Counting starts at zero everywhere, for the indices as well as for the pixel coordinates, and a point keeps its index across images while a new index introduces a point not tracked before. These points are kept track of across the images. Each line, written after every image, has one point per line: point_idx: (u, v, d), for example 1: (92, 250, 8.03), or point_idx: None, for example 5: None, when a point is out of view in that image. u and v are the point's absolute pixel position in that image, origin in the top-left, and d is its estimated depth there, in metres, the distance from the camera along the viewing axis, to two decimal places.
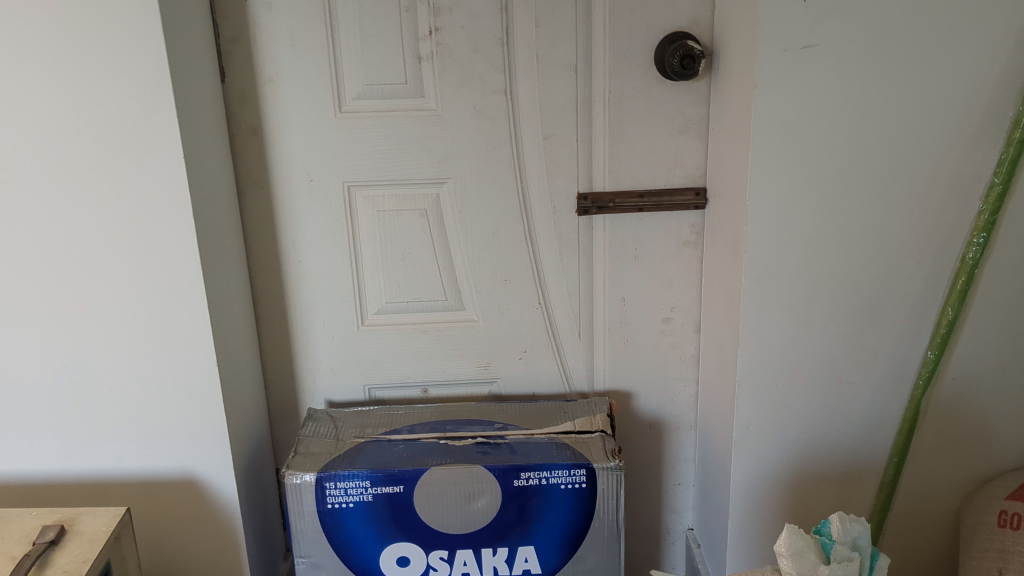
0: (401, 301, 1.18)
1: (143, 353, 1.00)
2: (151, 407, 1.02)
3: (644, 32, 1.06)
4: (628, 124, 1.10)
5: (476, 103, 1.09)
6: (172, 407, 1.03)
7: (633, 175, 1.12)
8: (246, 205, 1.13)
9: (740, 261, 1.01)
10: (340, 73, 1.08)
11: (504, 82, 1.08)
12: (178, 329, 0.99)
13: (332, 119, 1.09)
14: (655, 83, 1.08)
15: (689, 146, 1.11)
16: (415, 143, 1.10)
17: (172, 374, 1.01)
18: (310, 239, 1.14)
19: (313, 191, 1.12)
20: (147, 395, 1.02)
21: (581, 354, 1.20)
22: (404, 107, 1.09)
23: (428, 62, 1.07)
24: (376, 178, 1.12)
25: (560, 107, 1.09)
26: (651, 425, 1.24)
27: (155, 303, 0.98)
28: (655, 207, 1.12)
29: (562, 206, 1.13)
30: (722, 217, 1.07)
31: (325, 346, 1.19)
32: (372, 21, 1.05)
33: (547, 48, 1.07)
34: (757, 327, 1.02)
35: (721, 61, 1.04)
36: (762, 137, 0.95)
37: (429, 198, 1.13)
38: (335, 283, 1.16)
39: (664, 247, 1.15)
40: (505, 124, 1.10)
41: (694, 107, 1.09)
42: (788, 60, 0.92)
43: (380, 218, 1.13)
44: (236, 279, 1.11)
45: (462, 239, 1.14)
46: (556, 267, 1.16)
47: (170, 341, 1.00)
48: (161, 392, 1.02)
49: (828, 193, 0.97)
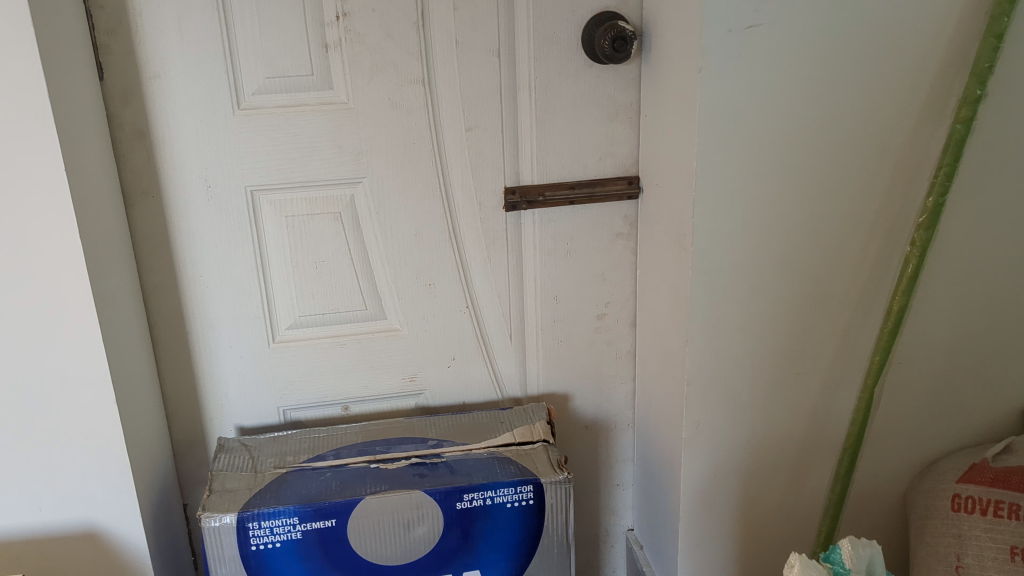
0: (316, 313, 1.07)
1: (27, 394, 0.87)
2: (40, 454, 0.90)
3: (569, 13, 0.99)
4: (555, 112, 1.03)
5: (390, 94, 0.99)
6: (65, 452, 0.91)
7: (562, 166, 1.05)
8: (135, 217, 1.00)
9: (686, 255, 0.95)
10: (237, 66, 0.96)
11: (420, 71, 0.99)
12: (68, 365, 0.87)
13: (231, 117, 0.98)
14: (583, 67, 1.01)
15: (619, 133, 1.05)
16: (325, 140, 1.00)
17: (64, 417, 0.89)
18: (211, 251, 1.03)
19: (212, 198, 1.00)
20: (35, 442, 0.89)
21: (513, 358, 1.13)
22: (310, 101, 0.99)
23: (335, 51, 0.97)
24: (284, 180, 1.01)
25: (483, 95, 1.01)
26: (588, 426, 1.18)
27: (39, 340, 0.86)
28: (587, 199, 1.06)
29: (488, 203, 1.05)
30: (660, 209, 1.01)
31: (233, 367, 1.08)
32: (271, 7, 0.94)
33: (467, 32, 0.98)
34: (707, 325, 0.97)
35: (653, 42, 0.98)
36: (708, 125, 0.89)
37: (343, 199, 1.03)
38: (241, 297, 1.05)
39: (596, 240, 1.09)
40: (424, 117, 1.01)
41: (624, 91, 1.03)
42: (734, 41, 0.86)
43: (289, 224, 1.03)
44: (128, 301, 0.99)
45: (381, 242, 1.05)
46: (483, 267, 1.08)
47: (60, 379, 0.88)
48: (51, 436, 0.90)
49: (776, 180, 0.92)
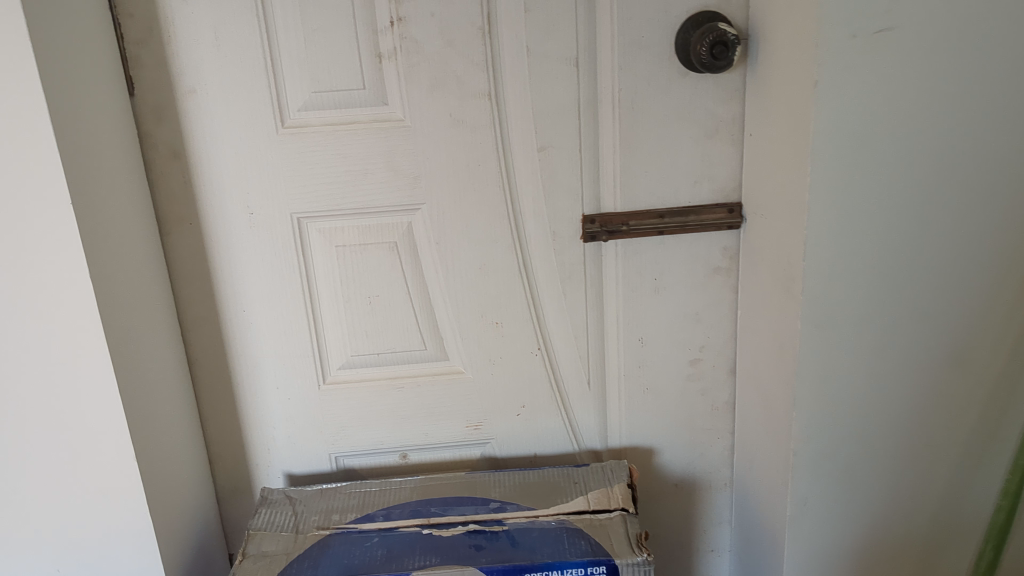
0: (370, 352, 0.96)
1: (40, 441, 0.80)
2: (57, 505, 0.82)
3: (661, 14, 0.84)
4: (643, 129, 0.88)
5: (452, 109, 0.87)
6: (84, 505, 0.83)
7: (650, 190, 0.91)
8: (172, 246, 0.91)
9: (794, 303, 0.79)
10: (279, 79, 0.85)
11: (486, 82, 0.86)
12: (81, 411, 0.79)
13: (273, 137, 0.87)
14: (677, 77, 0.86)
15: (719, 154, 0.89)
16: (378, 162, 0.88)
17: (82, 467, 0.81)
18: (254, 284, 0.92)
19: (254, 226, 0.90)
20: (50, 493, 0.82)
21: (591, 406, 0.99)
22: (362, 118, 0.87)
23: (390, 61, 0.85)
24: (333, 206, 0.90)
25: (558, 110, 0.87)
26: (678, 484, 1.03)
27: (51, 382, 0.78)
28: (679, 229, 0.91)
29: (563, 233, 0.92)
30: (763, 245, 0.85)
31: (279, 410, 0.98)
32: (316, 12, 0.83)
33: (541, 38, 0.85)
34: (817, 385, 0.81)
35: (761, 49, 0.82)
36: (823, 150, 0.73)
37: (399, 228, 0.91)
38: (288, 335, 0.95)
39: (690, 276, 0.94)
40: (490, 134, 0.88)
41: (725, 105, 0.88)
42: (859, 48, 0.70)
43: (340, 255, 0.92)
44: (161, 338, 0.90)
45: (442, 276, 0.93)
46: (557, 305, 0.95)
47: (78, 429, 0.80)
48: (68, 487, 0.82)
49: (908, 218, 0.75)
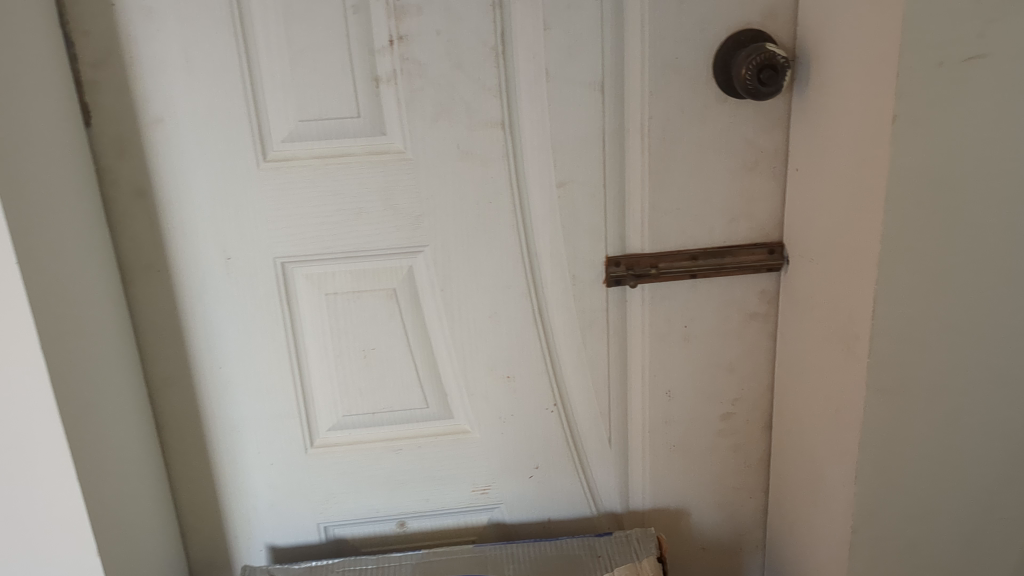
0: (365, 412, 0.85)
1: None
2: None
3: (699, 32, 0.74)
4: (675, 161, 0.78)
5: (459, 139, 0.76)
6: None
7: (681, 229, 0.81)
8: (136, 296, 0.79)
9: (857, 364, 0.70)
10: (261, 106, 0.74)
11: (499, 110, 0.75)
12: (34, 492, 0.68)
13: (253, 172, 0.76)
14: (714, 103, 0.76)
15: (759, 189, 0.80)
16: (375, 200, 0.77)
17: (37, 551, 0.71)
18: (233, 338, 0.81)
19: (232, 273, 0.79)
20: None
21: (611, 466, 0.89)
22: (357, 150, 0.76)
23: (389, 84, 0.74)
24: (322, 250, 0.79)
25: (580, 141, 0.77)
26: (705, 548, 0.94)
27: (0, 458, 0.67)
28: (713, 272, 0.81)
29: (583, 277, 0.81)
30: (815, 293, 0.75)
31: (261, 476, 0.86)
32: (303, 30, 0.71)
33: (562, 60, 0.74)
34: (879, 455, 0.71)
35: (814, 72, 0.72)
36: (901, 194, 0.63)
37: (398, 273, 0.80)
38: (270, 394, 0.83)
39: (723, 323, 0.84)
40: (502, 169, 0.77)
41: (767, 134, 0.78)
42: (945, 78, 0.60)
43: (330, 304, 0.80)
44: (126, 402, 0.78)
45: (447, 327, 0.82)
46: (575, 356, 0.84)
47: (37, 514, 0.69)
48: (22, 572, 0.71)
49: (993, 269, 0.66)
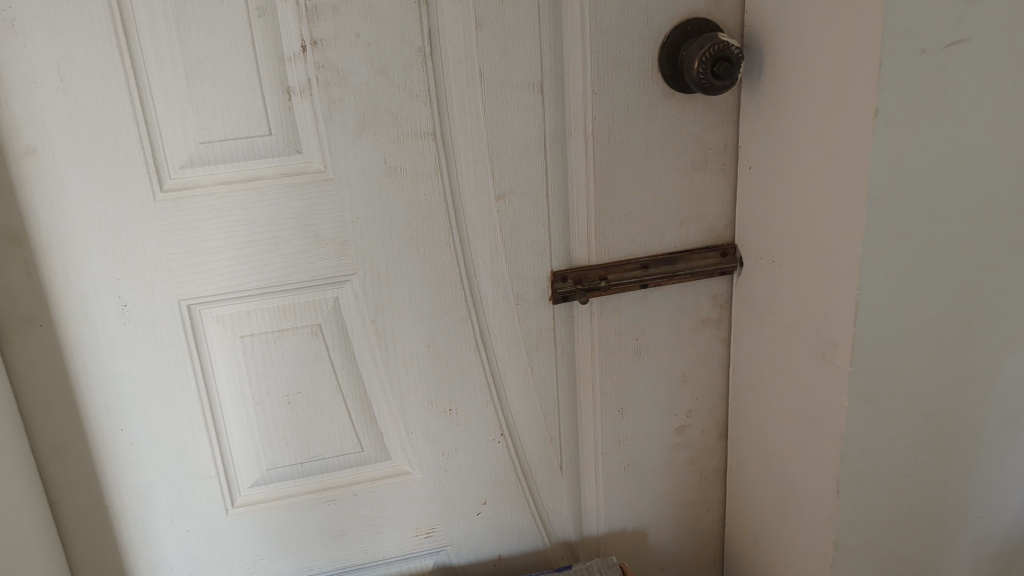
0: (292, 463, 0.76)
1: None
2: None
3: (643, 24, 0.68)
4: (621, 164, 0.72)
5: (386, 154, 0.68)
6: None
7: (629, 236, 0.75)
8: (15, 357, 0.67)
9: (837, 372, 0.66)
10: (153, 128, 0.63)
11: (429, 119, 0.67)
12: None
13: (149, 204, 0.65)
14: (660, 100, 0.71)
15: (708, 188, 0.75)
16: (293, 228, 0.68)
17: None
18: (136, 394, 0.70)
19: (130, 322, 0.68)
20: None
21: (564, 493, 0.83)
22: (270, 172, 0.67)
23: (302, 96, 0.65)
24: (235, 288, 0.69)
25: (520, 148, 0.70)
26: (662, 566, 0.89)
27: None
28: (666, 279, 0.76)
29: (528, 295, 0.75)
30: (780, 297, 0.72)
31: (177, 546, 0.76)
32: (200, 37, 0.61)
33: (497, 60, 0.67)
34: (861, 466, 0.68)
35: (768, 62, 0.67)
36: (884, 192, 0.59)
37: (323, 307, 0.71)
38: (182, 453, 0.73)
39: (676, 332, 0.79)
40: (435, 184, 0.69)
41: (715, 130, 0.73)
42: (927, 65, 0.56)
43: (247, 348, 0.71)
44: (13, 482, 0.66)
45: (381, 363, 0.74)
46: (522, 382, 0.78)
47: None
48: None
49: (970, 263, 0.63)
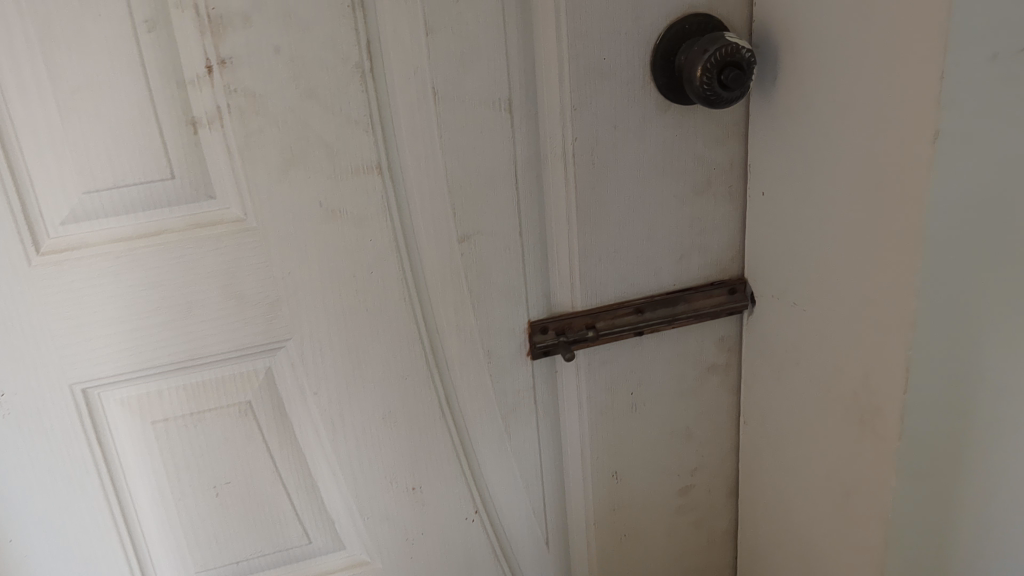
0: (226, 561, 0.63)
1: None
2: None
3: (633, 24, 0.55)
4: (609, 192, 0.60)
5: (321, 195, 0.55)
6: None
7: (621, 276, 0.63)
8: None
9: (880, 443, 0.54)
10: (21, 175, 0.50)
11: (374, 151, 0.54)
12: None
13: (24, 272, 0.52)
14: (654, 114, 0.59)
15: (712, 215, 0.63)
16: (209, 291, 0.55)
17: None
18: (25, 498, 0.57)
19: (10, 414, 0.55)
20: None
21: (551, 569, 0.71)
22: (176, 223, 0.53)
23: (211, 128, 0.52)
24: (139, 365, 0.56)
25: (486, 179, 0.57)
26: None
27: None
28: (665, 324, 0.64)
29: (503, 352, 0.62)
30: (805, 346, 0.60)
31: None
32: (73, 61, 0.48)
33: (456, 74, 0.54)
34: (910, 550, 0.57)
35: (788, 66, 0.55)
36: (943, 231, 0.47)
37: (253, 381, 0.58)
38: (89, 561, 0.60)
39: (677, 382, 0.68)
40: (384, 228, 0.57)
41: (721, 147, 0.61)
42: (999, 75, 0.45)
43: (161, 434, 0.58)
44: None
45: (327, 442, 0.61)
46: (499, 451, 0.65)
47: None
48: None
49: None
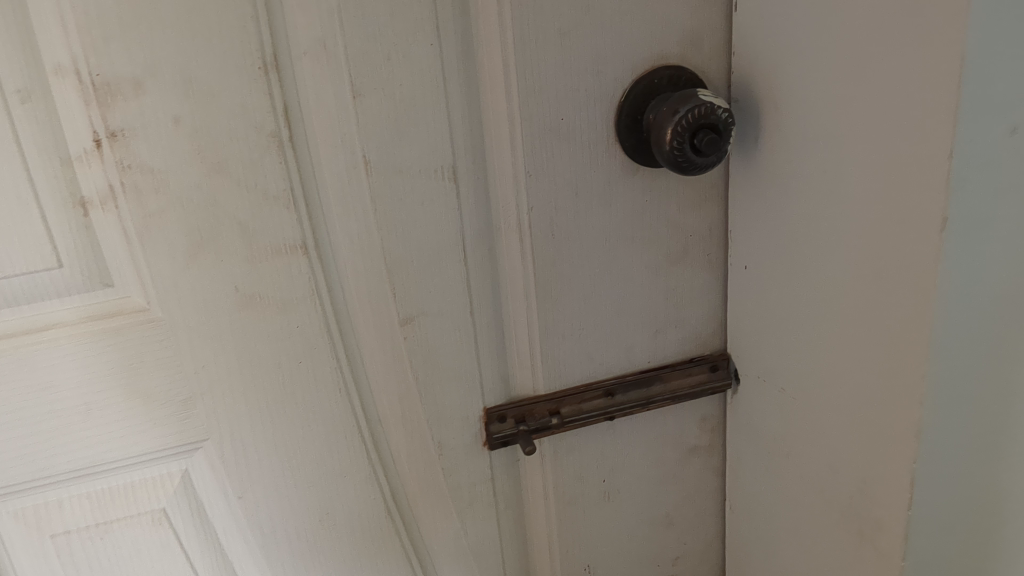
0: None
1: None
2: None
3: (594, 80, 0.49)
4: (573, 266, 0.53)
5: (236, 279, 0.48)
6: None
7: (589, 356, 0.56)
8: None
9: (883, 559, 0.47)
10: None
11: (297, 229, 0.47)
12: None
13: None
14: (622, 178, 0.52)
15: (689, 286, 0.56)
16: (110, 392, 0.48)
17: None
18: None
19: None
20: None
21: None
22: (69, 315, 0.47)
23: (104, 209, 0.45)
24: (33, 476, 0.49)
25: (430, 257, 0.50)
26: None
27: None
28: (640, 407, 0.58)
29: (457, 444, 0.55)
30: (797, 436, 0.53)
31: None
32: None
33: (390, 141, 0.47)
34: None
35: (771, 126, 0.48)
36: (954, 331, 0.40)
37: (167, 486, 0.51)
38: None
39: (655, 468, 0.61)
40: (312, 314, 0.50)
41: (698, 212, 0.54)
42: (1018, 152, 0.38)
43: (64, 548, 0.51)
44: None
45: (256, 549, 0.54)
46: (456, 550, 0.58)
47: None
48: None
49: None
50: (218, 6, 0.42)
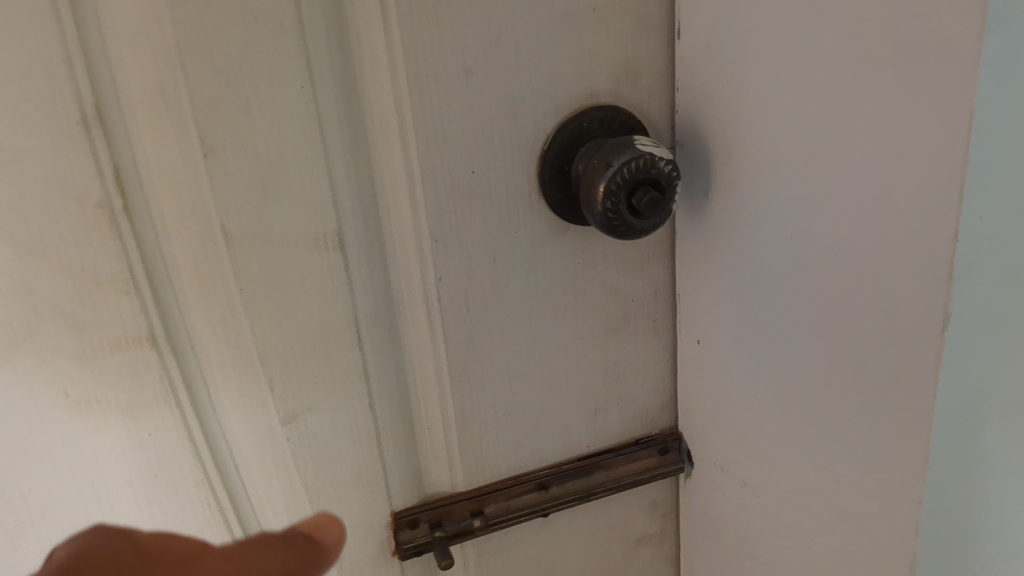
0: None
1: None
2: None
3: (509, 126, 0.40)
4: (493, 345, 0.44)
5: (68, 381, 0.38)
6: None
7: (517, 444, 0.47)
8: None
9: None
10: None
11: (143, 317, 0.38)
12: None
13: None
14: (548, 240, 0.43)
15: (632, 358, 0.48)
16: None
17: None
18: None
19: None
20: None
21: None
22: None
23: None
24: None
25: (314, 344, 0.41)
26: None
27: None
28: (579, 500, 0.49)
29: (361, 553, 0.47)
30: (762, 540, 0.45)
31: None
32: None
33: (251, 212, 0.37)
34: None
35: (725, 179, 0.40)
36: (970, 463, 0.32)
37: None
38: None
39: (599, 560, 0.52)
40: (168, 416, 0.40)
41: (640, 273, 0.46)
42: None
43: None
44: None
45: None
46: None
47: None
48: None
49: None
50: (11, 48, 0.33)
